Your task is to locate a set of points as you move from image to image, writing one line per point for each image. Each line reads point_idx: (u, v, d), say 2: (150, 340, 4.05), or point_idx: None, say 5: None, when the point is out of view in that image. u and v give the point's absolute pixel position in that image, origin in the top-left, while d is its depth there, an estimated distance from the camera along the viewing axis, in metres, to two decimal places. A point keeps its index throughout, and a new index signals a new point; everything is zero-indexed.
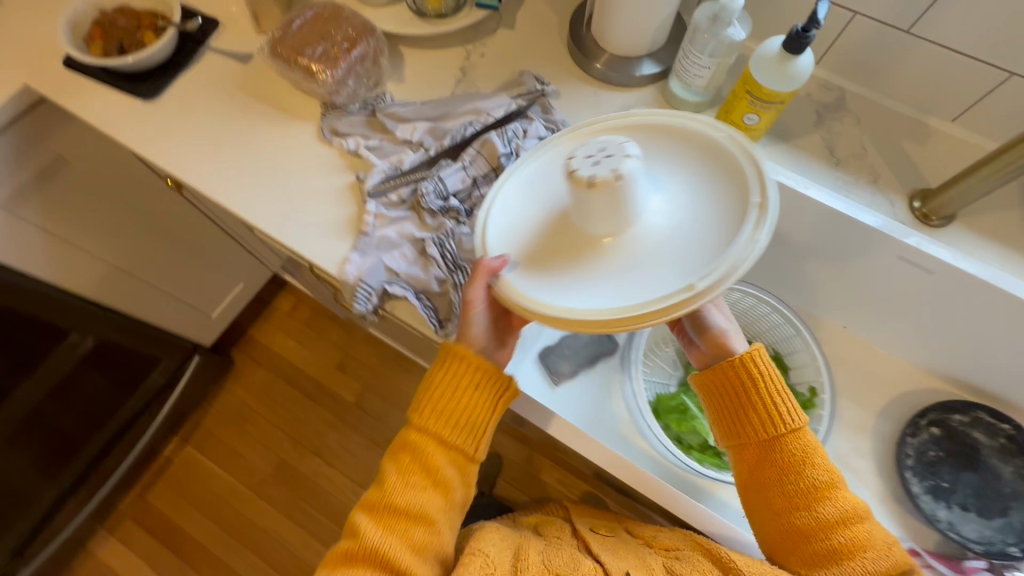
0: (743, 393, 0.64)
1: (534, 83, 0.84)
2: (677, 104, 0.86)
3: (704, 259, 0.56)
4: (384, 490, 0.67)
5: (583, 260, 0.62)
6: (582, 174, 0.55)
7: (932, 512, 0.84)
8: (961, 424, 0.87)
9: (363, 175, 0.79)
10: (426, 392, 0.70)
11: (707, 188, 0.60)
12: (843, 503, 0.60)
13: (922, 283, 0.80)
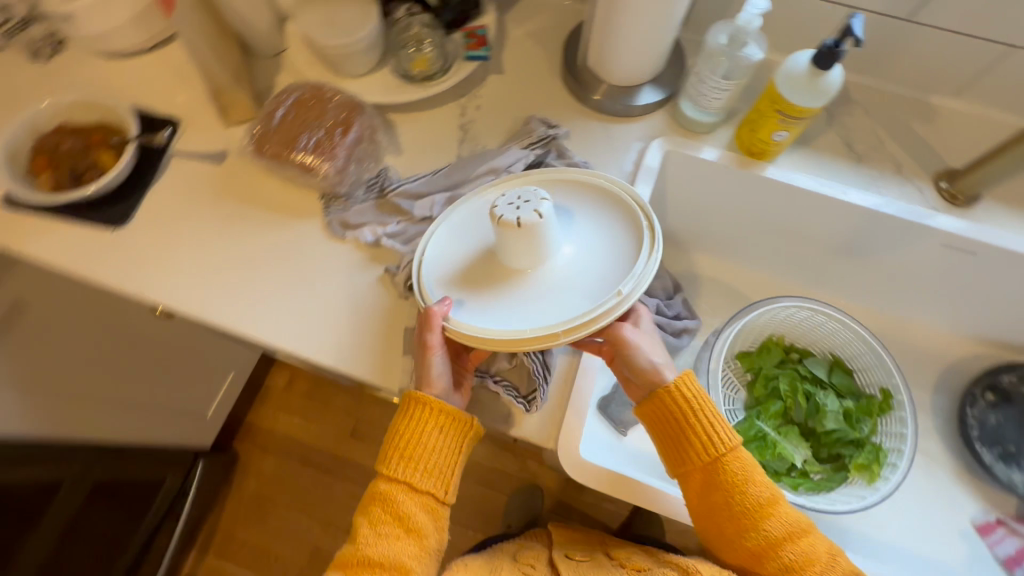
0: (682, 421, 0.64)
1: (541, 129, 0.79)
2: (691, 126, 0.83)
3: (617, 278, 0.61)
4: (356, 543, 0.64)
5: (506, 293, 0.64)
6: (504, 216, 0.59)
7: (1010, 479, 0.85)
8: (1013, 384, 0.89)
9: (393, 268, 0.72)
10: (391, 441, 0.65)
11: (607, 218, 0.67)
12: (786, 518, 0.62)
13: (965, 263, 0.80)
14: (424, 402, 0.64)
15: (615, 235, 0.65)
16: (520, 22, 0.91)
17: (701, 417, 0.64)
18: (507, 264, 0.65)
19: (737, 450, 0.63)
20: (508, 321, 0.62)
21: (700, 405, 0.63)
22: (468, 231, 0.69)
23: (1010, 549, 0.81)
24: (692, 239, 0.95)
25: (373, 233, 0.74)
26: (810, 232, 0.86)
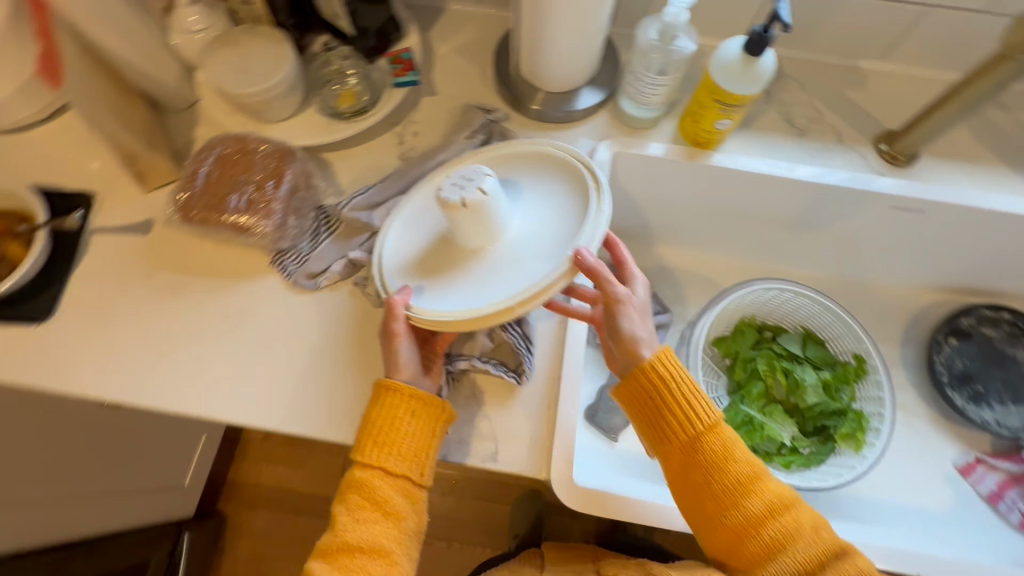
0: (660, 401, 0.62)
1: (479, 118, 0.78)
2: (633, 123, 0.82)
3: (567, 249, 0.59)
4: (334, 531, 0.61)
5: (463, 276, 0.62)
6: (447, 197, 0.57)
7: (982, 418, 0.88)
8: (970, 325, 0.93)
9: (361, 278, 0.70)
10: (363, 428, 0.62)
11: (560, 193, 0.65)
12: (768, 495, 0.59)
13: (913, 221, 0.82)
14: (396, 390, 0.61)
15: (568, 208, 0.63)
16: (445, 38, 0.87)
17: (678, 396, 0.61)
18: (465, 247, 0.64)
19: (717, 427, 0.61)
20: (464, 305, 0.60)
21: (679, 382, 0.61)
22: (429, 220, 0.67)
23: (991, 485, 0.85)
24: (652, 232, 0.95)
25: (344, 264, 0.70)
26: (765, 211, 0.86)
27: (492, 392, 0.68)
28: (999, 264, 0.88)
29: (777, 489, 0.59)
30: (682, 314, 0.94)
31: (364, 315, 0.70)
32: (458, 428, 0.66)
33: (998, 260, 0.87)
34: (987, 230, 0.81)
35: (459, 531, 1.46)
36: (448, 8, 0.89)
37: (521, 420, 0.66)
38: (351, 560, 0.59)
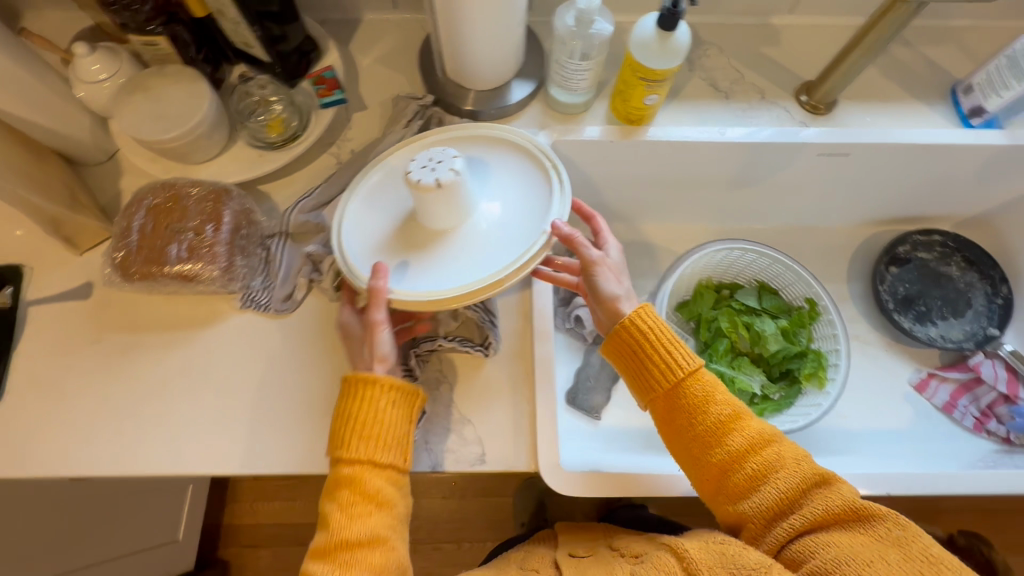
0: (642, 350, 0.64)
1: (412, 106, 0.80)
2: (566, 110, 0.83)
3: (539, 223, 0.66)
4: (327, 530, 0.58)
5: (430, 256, 0.67)
6: (421, 179, 0.61)
7: (928, 335, 0.95)
8: (906, 252, 0.99)
9: (315, 275, 0.71)
10: (343, 422, 0.60)
11: (515, 173, 0.71)
12: (748, 430, 0.60)
13: (841, 164, 0.87)
14: (371, 380, 0.61)
15: (526, 187, 0.70)
16: (366, 50, 0.86)
17: (659, 342, 0.64)
18: (431, 228, 0.68)
19: (697, 371, 0.63)
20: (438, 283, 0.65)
21: (658, 330, 0.64)
22: (388, 206, 0.70)
23: (944, 396, 0.92)
24: (601, 211, 0.97)
25: (305, 264, 0.71)
26: (705, 176, 0.89)
27: (469, 397, 0.68)
28: (923, 192, 0.93)
29: (758, 424, 0.61)
30: (643, 286, 0.97)
31: (330, 344, 0.70)
32: (440, 437, 0.66)
33: (922, 189, 0.93)
34: (908, 163, 0.87)
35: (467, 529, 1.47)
36: (364, 18, 0.88)
37: (503, 416, 0.67)
38: (349, 556, 0.57)
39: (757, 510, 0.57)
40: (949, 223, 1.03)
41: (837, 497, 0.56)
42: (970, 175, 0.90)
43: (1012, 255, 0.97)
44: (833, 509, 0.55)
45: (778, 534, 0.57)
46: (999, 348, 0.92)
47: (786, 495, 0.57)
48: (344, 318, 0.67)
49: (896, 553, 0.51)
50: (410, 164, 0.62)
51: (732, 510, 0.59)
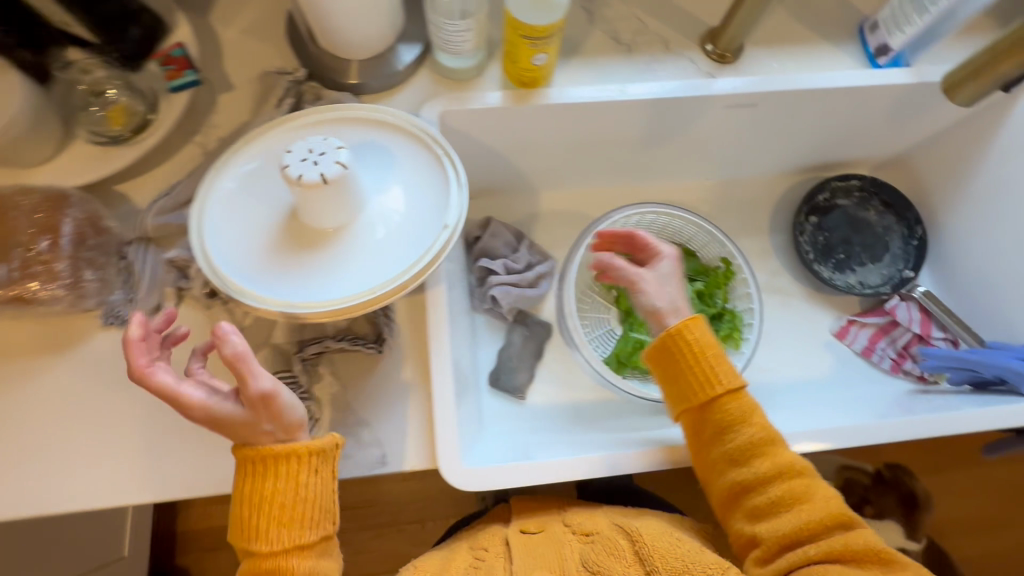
0: (685, 368, 0.66)
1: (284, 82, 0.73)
2: (457, 76, 0.77)
3: (434, 212, 0.63)
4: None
5: (314, 258, 0.61)
6: (302, 174, 0.55)
7: (847, 283, 0.95)
8: (825, 200, 0.98)
9: (182, 282, 0.64)
10: (253, 510, 0.55)
11: (406, 159, 0.66)
12: (779, 458, 0.63)
13: (750, 115, 0.83)
14: (282, 458, 0.55)
15: (417, 176, 0.65)
16: (226, 20, 0.76)
17: (705, 363, 0.66)
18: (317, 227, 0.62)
19: (737, 392, 0.65)
20: (322, 290, 0.60)
21: (704, 351, 0.66)
22: (258, 197, 0.63)
23: (863, 341, 0.93)
24: (513, 182, 0.92)
25: (169, 271, 0.64)
26: (615, 138, 0.84)
27: (366, 397, 0.64)
28: (836, 138, 0.91)
29: (789, 455, 0.63)
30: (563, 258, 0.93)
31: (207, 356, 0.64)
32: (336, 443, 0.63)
33: (836, 134, 0.90)
34: (817, 110, 0.84)
35: (432, 508, 1.46)
36: None
37: (402, 414, 0.64)
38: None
39: (773, 533, 0.61)
40: (867, 167, 1.01)
41: (861, 539, 0.60)
42: (881, 117, 0.87)
43: (927, 194, 0.96)
44: (851, 546, 0.59)
45: (790, 560, 0.60)
46: (913, 290, 0.93)
47: (805, 524, 0.60)
48: (212, 408, 0.52)
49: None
50: (287, 155, 0.56)
51: (749, 529, 0.63)
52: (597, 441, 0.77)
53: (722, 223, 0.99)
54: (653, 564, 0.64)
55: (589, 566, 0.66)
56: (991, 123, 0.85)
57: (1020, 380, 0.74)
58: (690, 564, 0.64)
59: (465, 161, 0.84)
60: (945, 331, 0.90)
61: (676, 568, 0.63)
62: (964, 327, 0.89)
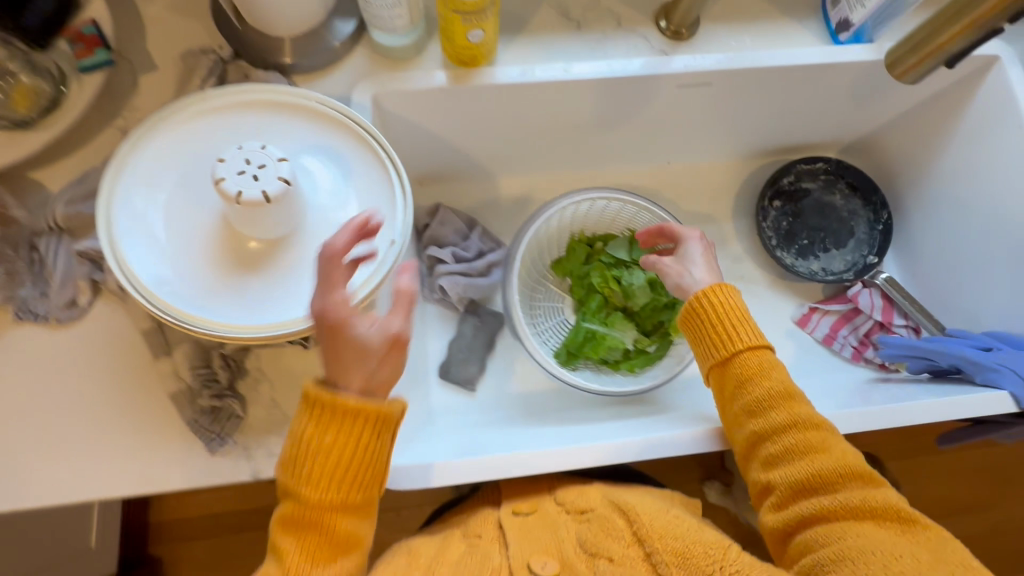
0: (713, 324, 0.66)
1: (208, 62, 0.69)
2: (395, 54, 0.72)
3: (380, 224, 0.61)
4: (281, 563, 0.54)
5: (250, 267, 0.59)
6: (241, 191, 0.53)
7: (809, 270, 0.92)
8: (790, 184, 0.95)
9: (98, 275, 0.61)
10: (307, 461, 0.54)
11: (352, 165, 0.63)
12: (801, 411, 0.63)
13: (706, 96, 0.80)
14: (348, 419, 0.53)
15: (363, 185, 0.62)
16: None
17: (730, 321, 0.66)
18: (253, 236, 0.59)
19: (760, 349, 0.65)
20: (256, 305, 0.58)
21: (732, 308, 0.66)
22: (184, 194, 0.59)
23: (824, 329, 0.90)
24: (465, 167, 0.89)
25: (83, 264, 0.61)
26: (566, 119, 0.81)
27: (292, 393, 0.62)
28: (799, 119, 0.88)
29: (810, 410, 0.63)
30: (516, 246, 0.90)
31: (124, 351, 0.62)
32: (263, 441, 0.61)
33: (799, 115, 0.87)
34: (777, 90, 0.80)
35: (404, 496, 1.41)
36: None
37: None
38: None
39: (788, 480, 0.61)
40: (834, 149, 0.98)
41: (881, 496, 0.58)
42: (845, 97, 0.84)
43: (894, 177, 0.94)
44: (868, 501, 0.58)
45: (803, 507, 0.60)
46: (876, 276, 0.91)
47: (821, 475, 0.60)
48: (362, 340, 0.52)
49: (929, 555, 0.54)
50: (222, 166, 0.54)
51: (763, 475, 0.63)
52: (542, 434, 0.75)
53: (684, 208, 0.96)
54: (654, 547, 0.62)
55: (586, 549, 0.65)
56: (956, 103, 0.83)
57: (976, 370, 0.71)
58: (691, 545, 0.62)
59: (409, 144, 0.81)
60: (907, 319, 0.89)
61: (675, 550, 0.61)
62: (926, 315, 0.87)
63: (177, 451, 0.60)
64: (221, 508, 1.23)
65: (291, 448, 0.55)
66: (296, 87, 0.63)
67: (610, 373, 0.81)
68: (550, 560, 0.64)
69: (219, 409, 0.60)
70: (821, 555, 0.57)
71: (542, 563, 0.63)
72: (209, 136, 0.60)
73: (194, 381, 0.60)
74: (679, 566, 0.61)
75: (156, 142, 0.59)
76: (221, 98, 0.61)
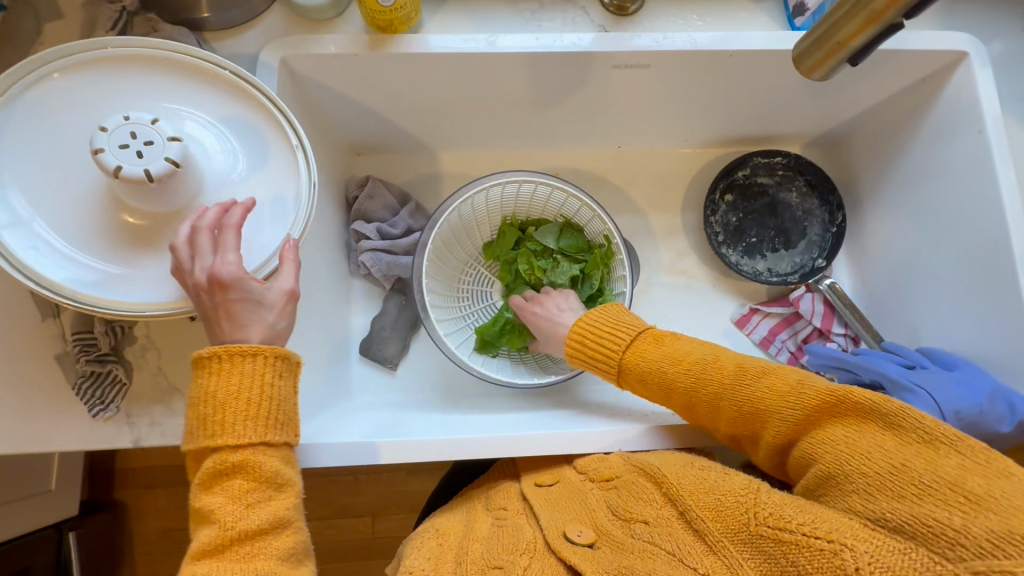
0: (588, 343, 0.64)
1: (110, 12, 0.65)
2: (312, 15, 0.68)
3: (284, 216, 0.56)
4: (214, 525, 0.47)
5: (125, 247, 0.51)
6: (120, 166, 0.46)
7: (754, 269, 0.89)
8: (745, 178, 0.90)
9: None
10: (214, 407, 0.48)
11: (263, 150, 0.57)
12: (693, 366, 0.57)
13: (650, 78, 0.75)
14: (249, 353, 0.49)
15: (272, 175, 0.56)
16: None
17: (591, 337, 0.64)
18: (132, 209, 0.51)
19: (636, 337, 0.61)
20: (121, 283, 0.51)
21: (592, 321, 0.65)
22: (54, 140, 0.51)
23: (763, 332, 0.87)
24: (400, 139, 0.85)
25: None
26: (501, 95, 0.77)
27: (179, 364, 0.61)
28: (754, 109, 0.83)
29: (698, 356, 0.58)
30: None
31: (11, 308, 0.60)
32: (149, 408, 0.61)
33: (754, 104, 0.82)
34: (727, 76, 0.75)
35: None
36: None
37: None
38: (248, 551, 0.47)
39: (737, 428, 0.55)
40: (797, 143, 0.93)
41: (812, 390, 0.50)
42: (801, 87, 0.79)
43: (855, 177, 0.89)
44: (810, 407, 0.49)
45: (770, 442, 0.52)
46: (820, 281, 0.87)
47: (756, 408, 0.53)
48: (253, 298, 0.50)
49: (892, 436, 0.45)
50: (101, 135, 0.46)
51: (722, 432, 0.56)
52: (452, 417, 0.74)
53: (631, 195, 0.92)
54: (686, 503, 0.50)
55: (619, 514, 0.54)
56: (919, 102, 0.78)
57: (893, 388, 0.68)
58: (722, 497, 0.48)
59: (335, 112, 0.77)
60: (847, 328, 0.85)
61: (709, 503, 0.48)
62: (866, 326, 0.83)
63: (60, 413, 0.59)
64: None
65: (193, 408, 0.49)
66: (204, 52, 0.56)
67: (528, 360, 0.82)
68: (586, 528, 0.54)
69: (101, 374, 0.59)
70: (808, 480, 0.48)
71: (578, 531, 0.53)
72: (93, 95, 0.53)
73: (73, 345, 0.58)
74: (716, 521, 0.47)
75: (26, 90, 0.51)
76: (124, 50, 0.54)
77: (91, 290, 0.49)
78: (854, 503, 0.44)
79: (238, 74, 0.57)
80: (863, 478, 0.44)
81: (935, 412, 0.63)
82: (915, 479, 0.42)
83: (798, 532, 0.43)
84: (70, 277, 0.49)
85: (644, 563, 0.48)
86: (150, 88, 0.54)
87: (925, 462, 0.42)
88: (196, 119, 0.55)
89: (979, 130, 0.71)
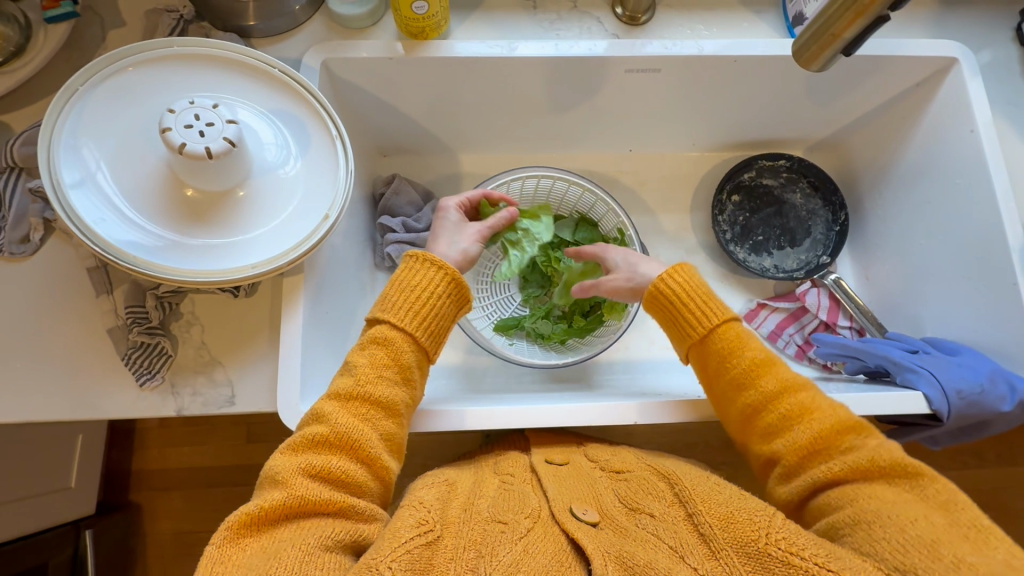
0: (676, 303, 0.64)
1: (168, 20, 0.71)
2: (349, 23, 0.75)
3: (323, 199, 0.60)
4: (352, 376, 0.58)
5: (183, 219, 0.56)
6: (184, 144, 0.51)
7: (761, 266, 0.92)
8: (751, 179, 0.95)
9: (48, 214, 0.64)
10: (399, 293, 0.62)
11: (305, 140, 0.62)
12: (783, 375, 0.59)
13: (659, 83, 0.81)
14: (438, 264, 0.64)
15: (313, 163, 0.61)
16: None
17: (693, 295, 0.63)
18: (190, 182, 0.56)
19: (728, 321, 0.62)
20: (179, 253, 0.55)
21: (689, 282, 0.64)
22: (122, 123, 0.56)
23: (771, 325, 0.90)
24: (424, 141, 0.91)
25: (37, 202, 0.64)
26: (520, 98, 0.83)
27: (221, 339, 0.66)
28: (760, 113, 0.88)
29: (791, 371, 0.60)
30: None
31: (71, 285, 0.64)
32: (192, 380, 0.65)
33: (757, 109, 0.87)
34: (734, 81, 0.80)
35: None
36: None
37: (258, 363, 0.65)
38: (363, 409, 0.57)
39: (790, 450, 0.56)
40: (800, 147, 0.97)
41: (884, 454, 0.53)
42: (802, 92, 0.84)
43: (855, 179, 0.94)
44: (876, 461, 0.53)
45: (812, 476, 0.54)
46: (825, 276, 0.90)
47: (823, 440, 0.55)
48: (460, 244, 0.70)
49: (941, 517, 0.48)
50: (169, 116, 0.52)
51: (765, 448, 0.58)
52: (470, 399, 0.77)
53: (642, 196, 0.96)
54: (696, 507, 0.52)
55: (626, 503, 0.56)
56: (914, 107, 0.83)
57: (897, 370, 0.70)
58: (734, 510, 0.50)
59: (366, 114, 0.83)
60: (852, 321, 0.89)
61: (721, 514, 0.50)
62: (871, 319, 0.87)
63: (108, 385, 0.63)
64: (209, 461, 1.19)
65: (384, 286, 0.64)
66: (256, 51, 0.62)
67: (543, 345, 0.85)
68: (591, 508, 0.55)
69: (150, 345, 0.64)
70: (836, 518, 0.51)
71: (584, 509, 0.55)
72: (159, 86, 0.58)
73: (126, 317, 0.63)
74: (724, 531, 0.49)
75: (101, 77, 0.57)
76: (185, 49, 0.60)
77: (148, 256, 0.54)
78: (883, 552, 0.47)
79: (286, 73, 0.63)
80: (899, 534, 0.47)
81: (938, 391, 0.66)
82: (958, 555, 0.44)
83: (810, 560, 0.46)
84: (132, 243, 0.54)
85: (646, 552, 0.50)
86: (208, 82, 0.60)
87: (972, 547, 0.45)
88: (250, 111, 0.61)
89: (972, 130, 0.76)
